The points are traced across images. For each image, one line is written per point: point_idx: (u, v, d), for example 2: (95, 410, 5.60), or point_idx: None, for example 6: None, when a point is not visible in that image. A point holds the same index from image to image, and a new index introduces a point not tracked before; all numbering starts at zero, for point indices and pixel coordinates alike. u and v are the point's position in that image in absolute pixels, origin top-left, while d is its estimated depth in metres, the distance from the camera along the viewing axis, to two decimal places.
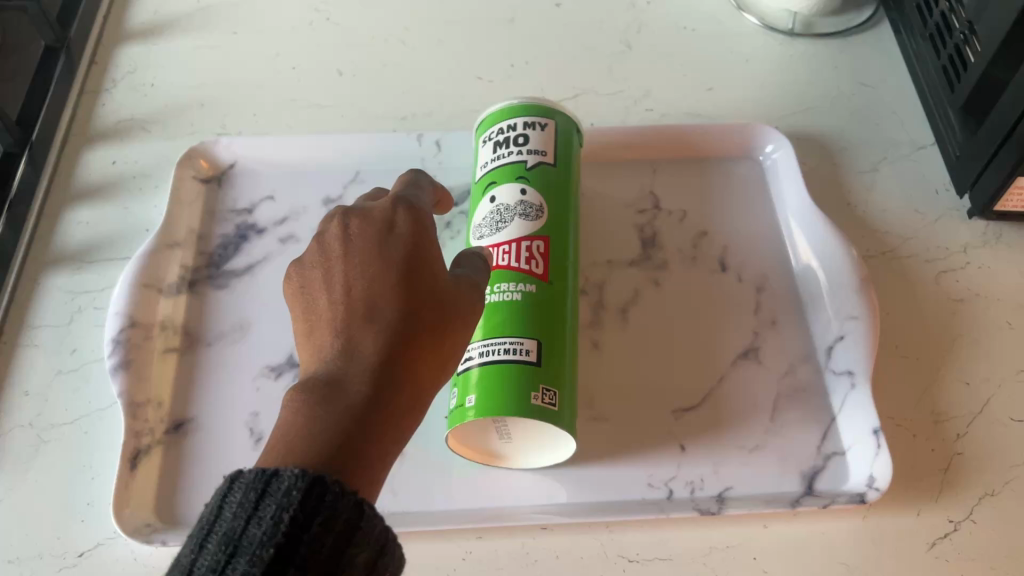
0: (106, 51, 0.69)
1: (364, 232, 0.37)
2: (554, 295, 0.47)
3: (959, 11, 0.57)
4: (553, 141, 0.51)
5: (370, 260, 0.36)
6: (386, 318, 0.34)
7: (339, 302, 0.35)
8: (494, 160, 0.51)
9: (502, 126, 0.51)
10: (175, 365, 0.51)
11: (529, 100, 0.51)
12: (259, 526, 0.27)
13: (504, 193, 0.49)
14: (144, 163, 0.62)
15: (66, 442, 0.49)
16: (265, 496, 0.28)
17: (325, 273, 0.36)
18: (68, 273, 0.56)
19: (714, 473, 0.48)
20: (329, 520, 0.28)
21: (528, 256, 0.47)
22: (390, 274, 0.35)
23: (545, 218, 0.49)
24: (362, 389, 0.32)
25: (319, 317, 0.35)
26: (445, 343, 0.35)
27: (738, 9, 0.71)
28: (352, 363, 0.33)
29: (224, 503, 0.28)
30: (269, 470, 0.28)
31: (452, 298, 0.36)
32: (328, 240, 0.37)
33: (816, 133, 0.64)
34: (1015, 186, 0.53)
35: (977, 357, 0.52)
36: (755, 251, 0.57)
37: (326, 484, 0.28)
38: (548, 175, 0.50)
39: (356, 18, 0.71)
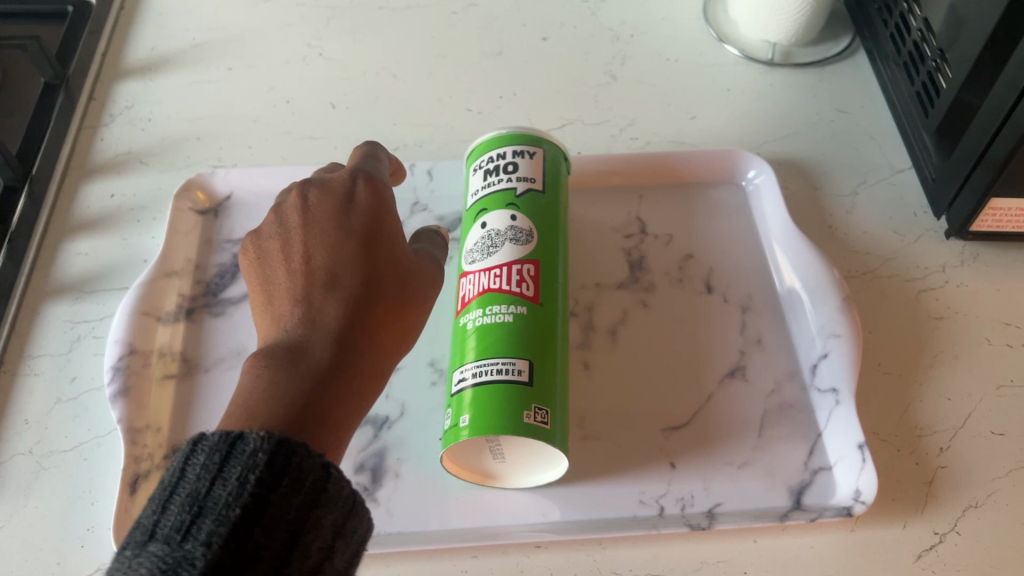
0: (104, 87, 0.70)
1: (324, 209, 0.43)
2: (544, 317, 0.48)
3: (930, 40, 0.59)
4: (541, 169, 0.52)
5: (333, 232, 0.41)
6: (349, 283, 0.39)
7: (302, 269, 0.40)
8: (484, 187, 0.52)
9: (492, 155, 0.53)
10: (174, 392, 0.52)
11: (519, 129, 0.53)
12: (225, 487, 0.29)
13: (494, 219, 0.51)
14: (142, 195, 0.63)
15: (66, 469, 0.49)
16: (229, 458, 0.30)
17: (285, 249, 0.42)
18: (68, 303, 0.57)
19: (704, 489, 0.49)
20: (295, 482, 0.30)
21: (519, 279, 0.48)
22: (351, 244, 0.41)
23: (535, 242, 0.50)
24: (330, 342, 0.37)
25: (279, 286, 0.40)
26: (405, 308, 0.41)
27: (718, 40, 0.74)
28: (319, 322, 0.38)
29: (188, 465, 0.30)
30: (233, 434, 0.31)
31: (408, 272, 0.42)
32: (286, 219, 0.43)
33: (797, 158, 0.66)
34: (990, 207, 0.55)
35: (957, 371, 0.54)
36: (739, 271, 0.59)
37: (292, 447, 0.31)
38: (536, 201, 0.51)
39: (349, 53, 0.73)
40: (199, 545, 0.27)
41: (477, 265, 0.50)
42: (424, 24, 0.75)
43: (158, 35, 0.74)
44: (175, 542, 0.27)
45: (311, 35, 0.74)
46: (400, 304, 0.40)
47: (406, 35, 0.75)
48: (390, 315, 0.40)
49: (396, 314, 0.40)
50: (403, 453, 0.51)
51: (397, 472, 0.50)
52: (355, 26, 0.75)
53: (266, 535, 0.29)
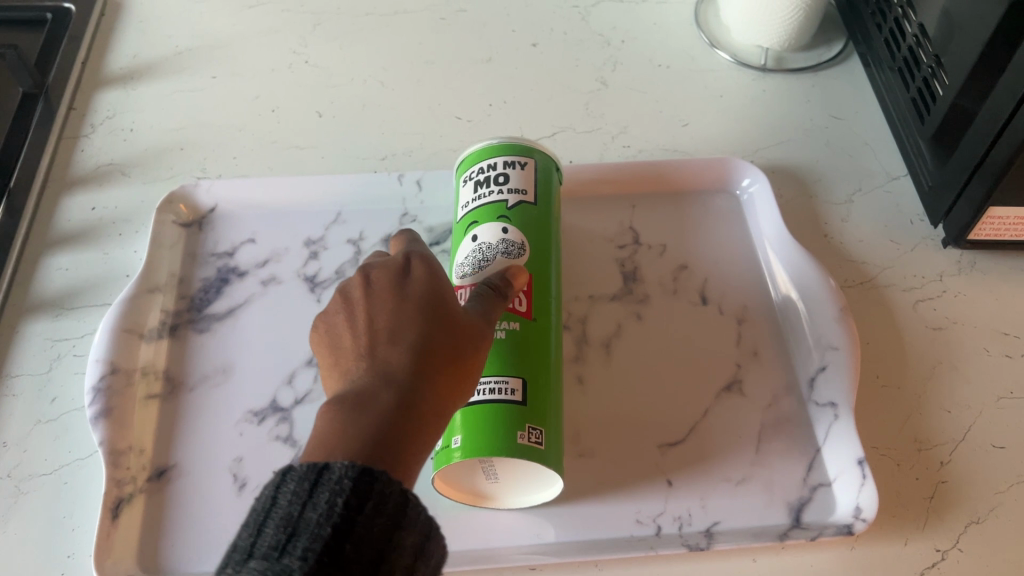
0: (84, 96, 0.69)
1: (383, 278, 0.41)
2: (538, 333, 0.47)
3: (926, 45, 0.58)
4: (533, 181, 0.51)
5: (390, 294, 0.39)
6: (410, 336, 0.37)
7: (365, 330, 0.38)
8: (474, 200, 0.51)
9: (482, 166, 0.52)
10: (158, 412, 0.51)
11: (511, 139, 0.52)
12: (316, 510, 0.30)
13: (485, 232, 0.49)
14: (124, 208, 0.62)
15: (45, 493, 0.48)
16: (317, 485, 0.30)
17: (348, 317, 0.40)
18: (48, 320, 0.56)
19: (702, 506, 0.48)
20: (379, 504, 0.31)
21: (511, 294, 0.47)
22: (410, 303, 0.39)
23: (527, 256, 0.49)
24: (394, 394, 0.35)
25: (344, 350, 0.38)
26: (471, 359, 0.38)
27: (710, 45, 0.73)
28: (383, 375, 0.36)
29: (279, 493, 0.30)
30: (320, 464, 0.31)
31: (470, 323, 0.40)
32: (347, 291, 0.41)
33: (791, 165, 0.65)
34: (988, 215, 0.55)
35: (957, 383, 0.53)
36: (735, 282, 0.58)
37: (375, 473, 0.31)
38: (528, 214, 0.50)
39: (335, 60, 0.72)
40: (296, 560, 0.28)
41: (467, 280, 0.49)
42: (412, 30, 0.74)
43: (139, 42, 0.73)
44: (273, 558, 0.28)
45: (296, 42, 0.73)
46: (463, 356, 0.38)
47: (393, 41, 0.73)
48: (453, 366, 0.37)
49: (461, 365, 0.38)
50: None
51: None
52: (341, 32, 0.74)
53: (355, 550, 0.29)
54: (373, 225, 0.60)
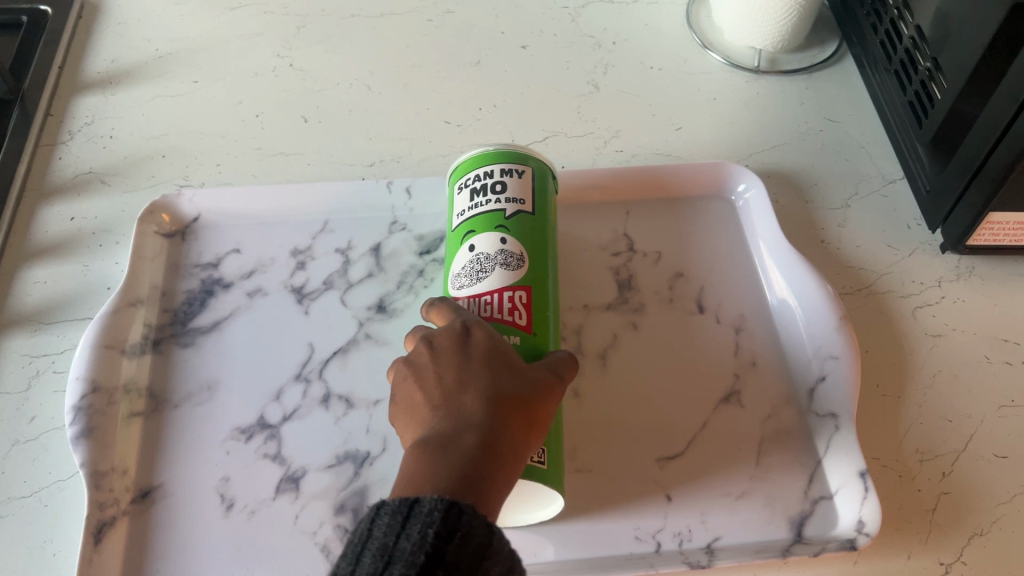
0: (62, 102, 0.67)
1: (443, 334, 0.42)
2: (538, 348, 0.46)
3: (923, 48, 0.58)
4: (530, 189, 0.50)
5: (453, 347, 0.41)
6: (481, 384, 0.39)
7: (436, 384, 0.39)
8: (471, 209, 0.49)
9: (478, 173, 0.50)
10: (141, 431, 0.49)
11: (507, 147, 0.51)
12: (409, 540, 0.30)
13: (483, 242, 0.48)
14: (104, 218, 0.60)
15: (24, 517, 0.46)
16: (410, 517, 0.31)
17: (417, 377, 0.41)
18: (26, 336, 0.54)
19: (702, 522, 0.47)
20: (467, 535, 0.31)
21: (511, 307, 0.46)
22: (474, 355, 0.40)
23: (526, 268, 0.47)
24: (475, 435, 0.36)
25: (419, 407, 0.40)
26: (542, 401, 0.40)
27: (703, 47, 0.71)
28: (462, 420, 0.37)
29: (374, 525, 0.31)
30: (411, 498, 0.32)
31: (535, 369, 0.41)
32: (410, 356, 0.42)
33: (787, 169, 0.64)
34: (987, 221, 0.54)
35: (957, 392, 0.52)
36: (732, 290, 0.57)
37: (462, 506, 0.32)
38: (527, 224, 0.49)
39: (320, 64, 0.70)
40: None
41: (465, 292, 0.47)
42: (398, 33, 0.73)
43: (118, 46, 0.71)
44: None
45: (281, 45, 0.71)
46: (535, 397, 0.39)
47: (379, 43, 0.72)
48: (526, 407, 0.39)
49: (533, 405, 0.39)
50: (387, 492, 0.47)
51: None
52: (326, 35, 0.72)
53: None
54: (362, 234, 0.58)
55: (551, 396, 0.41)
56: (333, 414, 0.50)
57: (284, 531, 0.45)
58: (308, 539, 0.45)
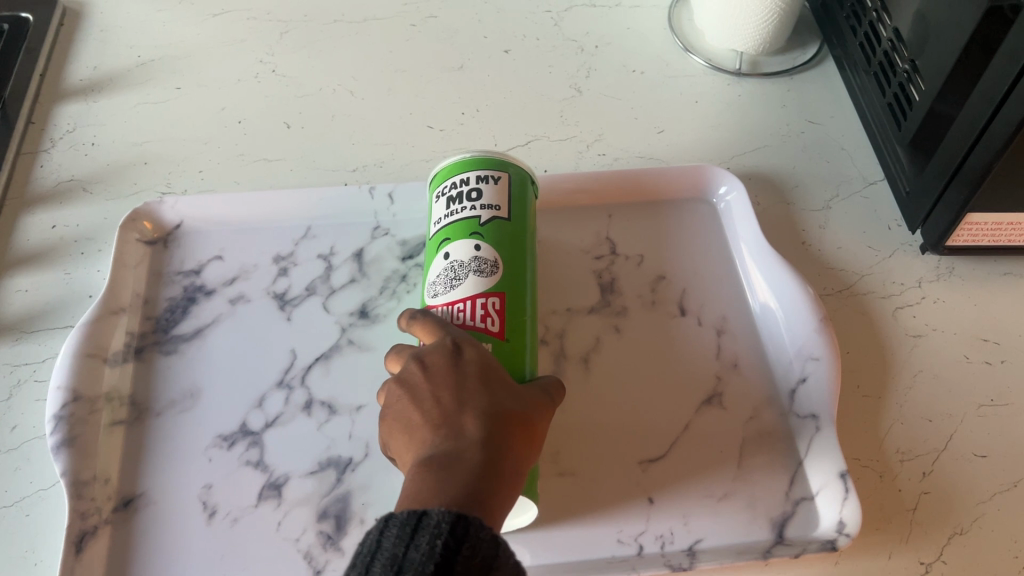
0: (43, 110, 0.67)
1: (435, 353, 0.41)
2: (510, 354, 0.45)
3: (901, 50, 0.58)
4: (507, 196, 0.50)
5: (446, 366, 0.41)
6: (480, 403, 0.39)
7: (433, 403, 0.39)
8: (447, 216, 0.49)
9: (455, 181, 0.50)
10: (123, 439, 0.49)
11: (488, 154, 0.51)
12: (418, 551, 0.31)
13: (458, 250, 0.48)
14: (86, 226, 0.60)
15: (5, 527, 0.46)
16: (418, 529, 0.31)
17: (411, 395, 0.40)
18: (7, 345, 0.54)
19: (684, 525, 0.47)
20: (474, 547, 0.31)
21: (483, 314, 0.46)
22: (470, 374, 0.40)
23: (500, 274, 0.47)
24: (478, 453, 0.36)
25: (415, 424, 0.39)
26: (536, 421, 0.40)
27: (684, 50, 0.72)
28: (463, 439, 0.37)
29: (383, 537, 0.32)
30: (419, 510, 0.32)
31: (528, 390, 0.42)
32: (401, 376, 0.42)
33: (769, 172, 0.64)
34: (966, 222, 0.54)
35: (937, 392, 0.52)
36: (714, 293, 0.57)
37: (469, 519, 0.32)
38: (501, 230, 0.48)
39: (303, 70, 0.70)
40: None
41: (439, 299, 0.47)
42: (381, 38, 0.73)
43: (100, 53, 0.71)
44: None
45: (263, 51, 0.71)
46: (531, 417, 0.40)
47: (362, 48, 0.72)
48: (523, 427, 0.39)
49: (529, 425, 0.40)
50: (369, 498, 0.47)
51: (364, 519, 0.46)
52: (308, 40, 0.72)
53: None
54: (345, 240, 0.58)
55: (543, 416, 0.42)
56: (316, 420, 0.50)
57: (267, 538, 0.45)
58: (291, 546, 0.45)
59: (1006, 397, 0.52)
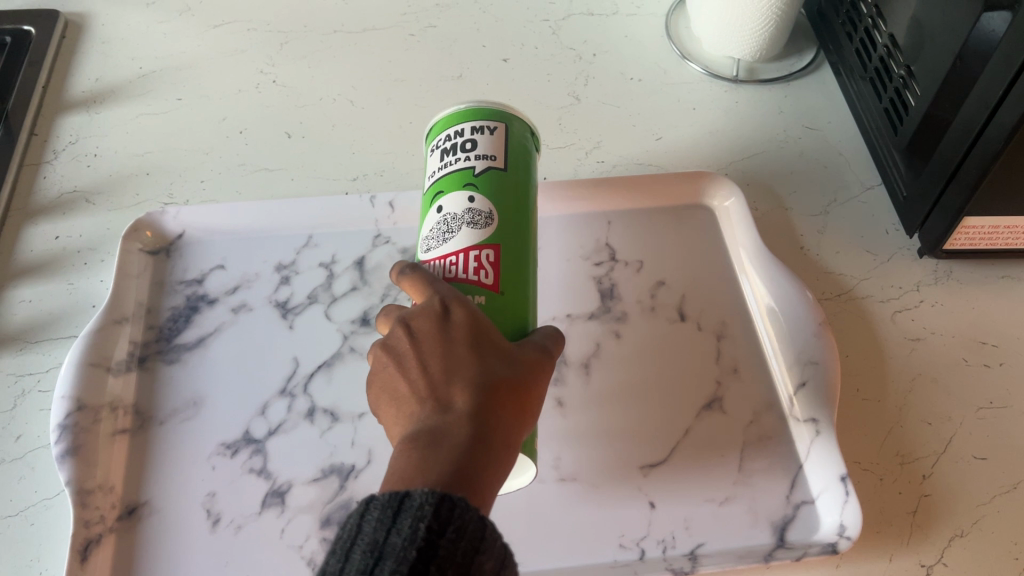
0: (46, 122, 0.67)
1: (421, 318, 0.40)
2: (506, 308, 0.42)
3: (897, 56, 0.59)
4: (504, 146, 0.46)
5: (434, 331, 0.39)
6: (469, 370, 0.37)
7: (420, 373, 0.38)
8: (440, 169, 0.46)
9: (450, 132, 0.47)
10: (127, 448, 0.49)
11: (484, 103, 0.47)
12: (400, 535, 0.30)
13: (451, 202, 0.44)
14: (89, 236, 0.60)
15: (11, 536, 0.46)
16: (400, 512, 0.31)
17: (399, 364, 0.39)
18: (11, 355, 0.54)
19: (686, 529, 0.47)
20: (460, 529, 0.30)
21: (477, 266, 0.43)
22: (458, 338, 0.38)
23: (496, 224, 0.44)
24: (465, 426, 0.35)
25: (403, 395, 0.38)
26: (531, 384, 0.39)
27: (682, 57, 0.72)
28: (450, 411, 0.36)
29: (363, 521, 0.31)
30: (401, 491, 0.31)
31: (522, 350, 0.40)
32: (388, 344, 0.40)
33: (766, 177, 0.64)
34: (963, 225, 0.54)
35: (936, 395, 0.53)
36: (713, 298, 0.58)
37: (454, 499, 0.31)
38: (499, 180, 0.45)
39: (304, 80, 0.71)
40: None
41: (433, 253, 0.44)
42: (381, 48, 0.73)
43: (102, 65, 0.71)
44: None
45: (264, 61, 0.72)
46: (525, 382, 0.38)
47: (361, 58, 0.72)
48: (516, 392, 0.37)
49: (523, 390, 0.38)
50: None
51: None
52: (309, 51, 0.73)
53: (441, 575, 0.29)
54: (346, 249, 0.59)
55: (540, 377, 0.40)
56: (319, 428, 0.50)
57: (270, 545, 0.45)
58: (293, 553, 0.45)
59: (1005, 399, 0.52)
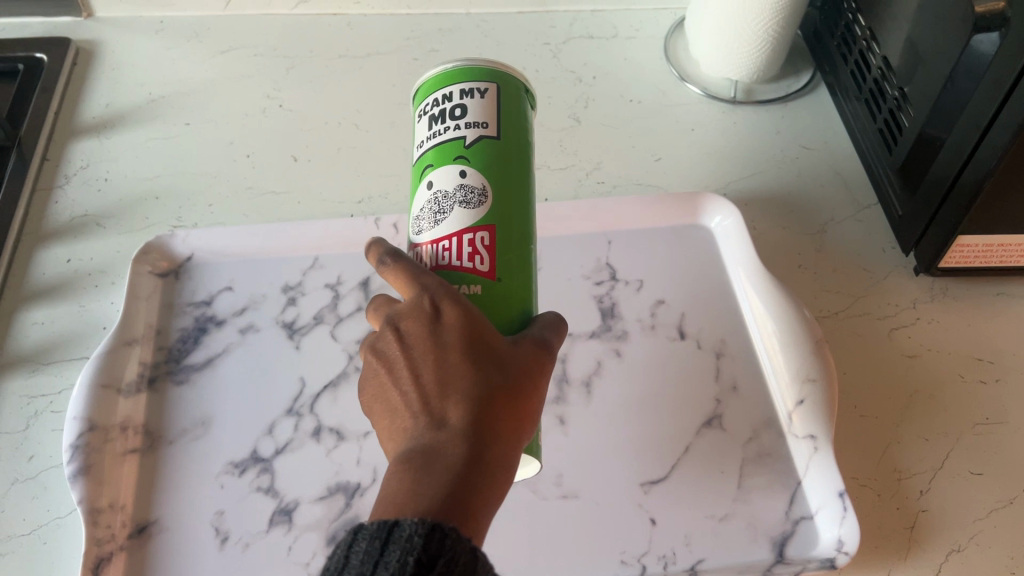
0: (58, 147, 0.69)
1: (410, 318, 0.36)
2: (505, 296, 0.38)
3: (891, 78, 0.60)
4: (497, 109, 0.40)
5: (425, 334, 0.36)
6: (462, 381, 0.34)
7: (412, 384, 0.35)
8: (429, 139, 0.41)
9: (438, 96, 0.41)
10: (137, 467, 0.50)
11: (475, 61, 0.41)
12: (387, 570, 0.28)
13: (441, 178, 0.39)
14: (100, 259, 0.62)
15: (25, 554, 0.47)
16: (388, 543, 0.29)
17: (389, 370, 0.36)
18: (24, 376, 0.55)
19: (686, 545, 0.48)
20: (450, 562, 0.29)
21: (471, 251, 0.38)
22: (450, 343, 0.35)
23: (490, 202, 0.39)
24: (458, 448, 0.33)
25: (395, 407, 0.35)
26: (530, 389, 0.36)
27: (680, 79, 0.73)
28: (443, 430, 0.33)
29: (350, 553, 0.29)
30: (390, 521, 0.30)
31: (521, 348, 0.37)
32: (378, 346, 0.37)
33: (764, 197, 0.65)
34: (957, 244, 0.55)
35: (934, 412, 0.53)
36: (712, 317, 0.58)
37: (444, 530, 0.29)
38: (491, 150, 0.39)
39: (310, 104, 0.72)
40: None
41: (424, 237, 0.39)
42: (385, 72, 0.75)
43: (112, 91, 0.73)
44: None
45: (271, 86, 0.73)
46: (523, 389, 0.35)
47: (366, 83, 0.74)
48: (514, 402, 0.35)
49: (521, 398, 0.35)
50: None
51: None
52: (315, 76, 0.74)
53: None
54: (351, 270, 0.60)
55: (540, 379, 0.37)
56: (325, 446, 0.51)
57: (278, 562, 0.46)
58: (301, 570, 0.46)
59: (1001, 415, 0.53)
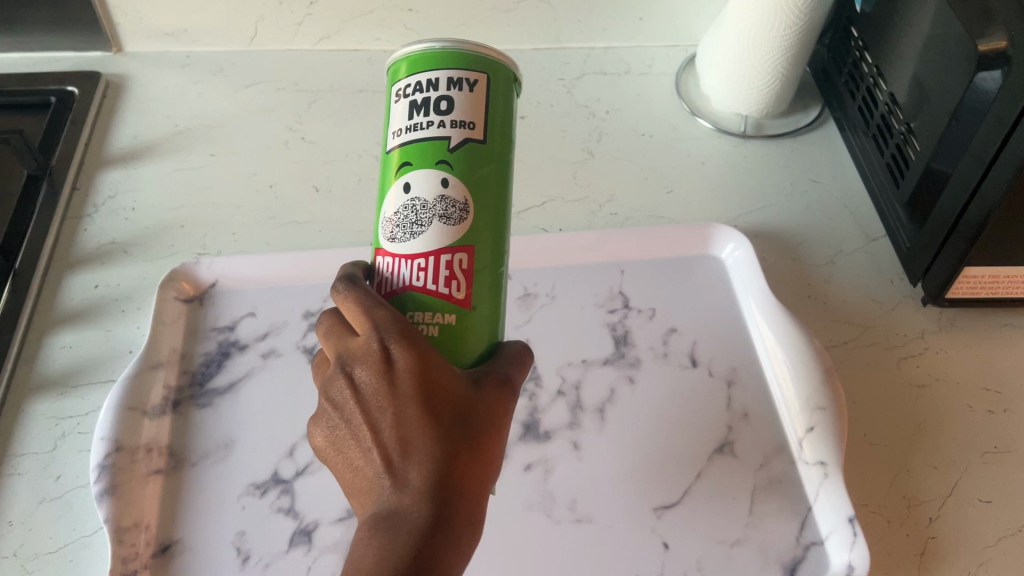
0: (87, 177, 0.71)
1: (365, 368, 0.36)
2: (477, 324, 0.38)
3: (897, 113, 0.61)
4: (484, 108, 0.38)
5: (381, 387, 0.36)
6: (422, 438, 0.35)
7: (373, 441, 0.35)
8: (408, 130, 0.38)
9: (422, 81, 0.38)
10: (161, 488, 0.51)
11: (463, 47, 0.38)
12: None
13: (420, 183, 0.37)
14: (126, 286, 0.64)
15: (52, 571, 0.49)
16: None
17: (351, 424, 0.36)
18: (52, 398, 0.57)
19: (698, 569, 0.49)
20: None
21: (448, 276, 0.37)
22: (407, 397, 0.35)
23: (471, 218, 0.38)
24: (422, 509, 0.33)
25: (359, 462, 0.36)
26: (490, 436, 0.37)
27: (691, 114, 0.75)
28: (406, 490, 0.34)
29: None
30: None
31: (481, 391, 0.37)
32: (334, 393, 0.37)
33: (774, 229, 0.67)
34: (963, 275, 0.56)
35: (944, 441, 0.54)
36: (723, 345, 0.60)
37: None
38: (475, 156, 0.38)
39: (330, 137, 0.74)
40: None
41: (398, 246, 0.38)
42: None
43: (139, 123, 0.75)
44: None
45: (293, 119, 0.76)
46: (484, 438, 0.36)
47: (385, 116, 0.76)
48: (475, 453, 0.35)
49: (482, 448, 0.36)
50: None
51: None
52: (335, 110, 0.77)
53: None
54: None
55: (502, 420, 0.37)
56: None
57: None
58: None
59: (1009, 445, 0.54)
